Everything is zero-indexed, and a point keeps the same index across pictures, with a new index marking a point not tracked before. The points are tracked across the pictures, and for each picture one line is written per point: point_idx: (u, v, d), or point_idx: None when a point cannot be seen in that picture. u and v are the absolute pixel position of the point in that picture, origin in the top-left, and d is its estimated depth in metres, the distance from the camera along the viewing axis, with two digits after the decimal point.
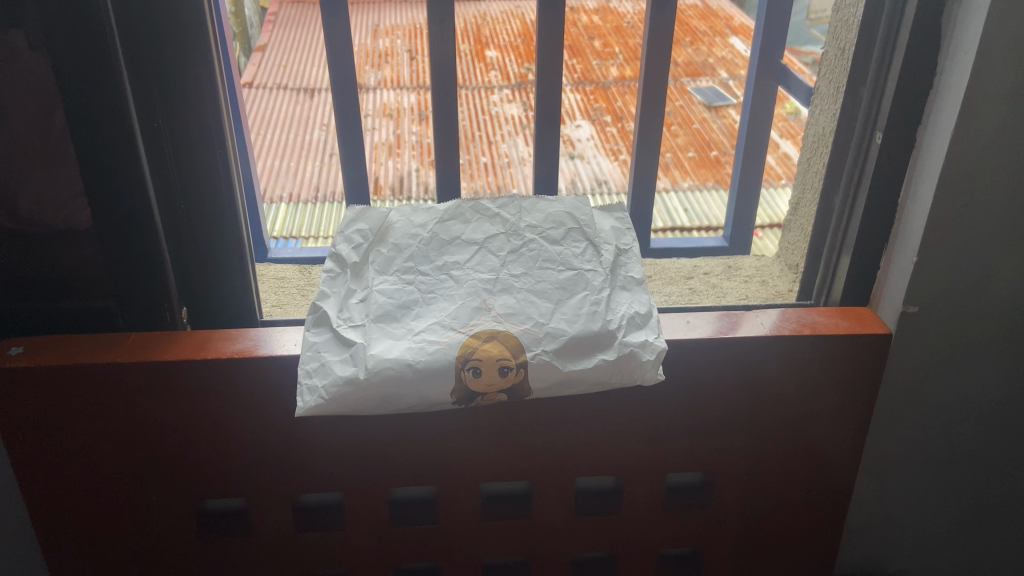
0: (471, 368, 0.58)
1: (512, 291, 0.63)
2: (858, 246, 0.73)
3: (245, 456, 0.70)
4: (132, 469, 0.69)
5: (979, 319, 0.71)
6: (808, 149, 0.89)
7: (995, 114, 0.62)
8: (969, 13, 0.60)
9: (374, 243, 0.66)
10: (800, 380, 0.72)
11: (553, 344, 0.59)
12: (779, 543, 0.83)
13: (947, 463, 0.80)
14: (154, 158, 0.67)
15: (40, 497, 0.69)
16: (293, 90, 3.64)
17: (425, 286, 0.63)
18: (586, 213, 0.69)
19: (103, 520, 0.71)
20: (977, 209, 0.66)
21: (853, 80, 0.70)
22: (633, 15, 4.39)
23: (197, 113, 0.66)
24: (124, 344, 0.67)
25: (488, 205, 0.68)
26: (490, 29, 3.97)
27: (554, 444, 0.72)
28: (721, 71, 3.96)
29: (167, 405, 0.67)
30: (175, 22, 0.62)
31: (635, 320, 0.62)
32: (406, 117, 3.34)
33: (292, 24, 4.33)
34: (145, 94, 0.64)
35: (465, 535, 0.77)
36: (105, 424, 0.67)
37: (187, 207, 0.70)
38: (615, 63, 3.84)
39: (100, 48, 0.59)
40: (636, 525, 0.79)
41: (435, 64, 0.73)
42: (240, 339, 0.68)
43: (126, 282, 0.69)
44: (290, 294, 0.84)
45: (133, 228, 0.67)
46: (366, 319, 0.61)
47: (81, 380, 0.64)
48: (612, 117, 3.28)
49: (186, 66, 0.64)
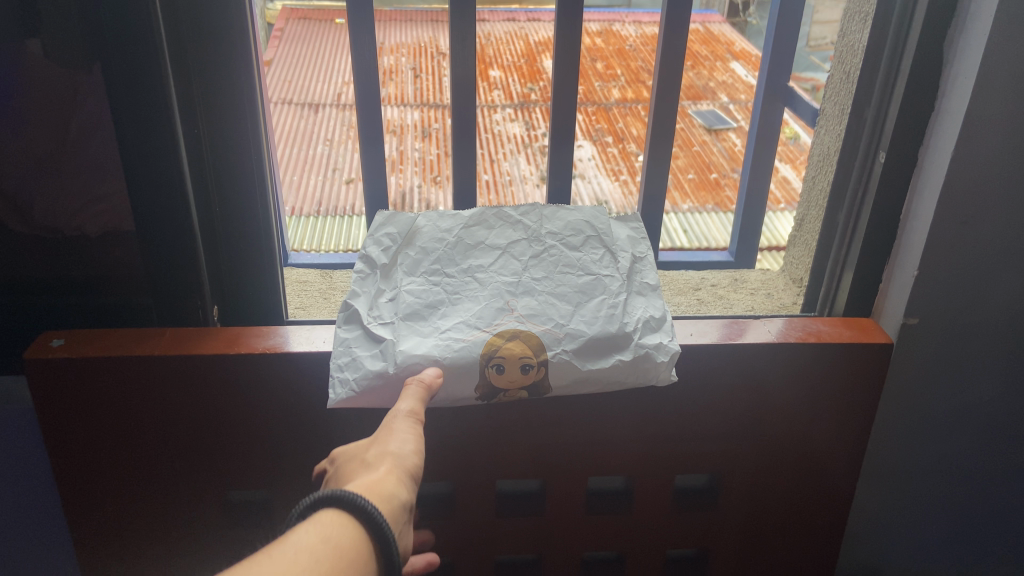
0: (494, 365, 0.61)
1: (533, 293, 0.66)
2: (861, 260, 0.76)
3: (271, 449, 0.73)
4: (164, 461, 0.72)
5: (979, 331, 0.74)
6: (813, 167, 0.93)
7: (993, 136, 0.65)
8: (970, 41, 0.64)
9: (403, 246, 0.70)
10: (804, 388, 0.75)
11: (572, 344, 0.63)
12: (782, 546, 0.85)
13: (946, 472, 0.82)
14: (194, 161, 0.70)
15: (74, 486, 0.72)
16: (300, 107, 3.72)
17: (451, 287, 0.66)
18: (604, 222, 0.72)
19: (134, 508, 0.74)
20: (975, 227, 0.69)
21: (859, 102, 0.74)
22: (635, 39, 4.50)
23: (238, 119, 0.69)
24: (162, 337, 0.70)
25: (511, 212, 0.72)
26: (495, 49, 4.05)
27: (567, 444, 0.74)
28: (722, 95, 4.12)
29: (203, 398, 0.70)
30: (220, 32, 0.65)
31: (650, 324, 0.65)
32: (409, 134, 3.45)
33: (299, 40, 4.41)
34: (189, 99, 0.67)
35: (479, 531, 0.80)
36: (139, 414, 0.69)
37: (223, 209, 0.73)
38: (616, 86, 3.97)
39: (148, 56, 0.62)
40: (643, 526, 0.82)
41: (458, 78, 0.76)
42: (271, 336, 0.71)
43: (164, 280, 0.72)
44: (313, 296, 0.87)
45: (173, 226, 0.70)
46: (395, 317, 0.64)
47: (120, 372, 0.67)
48: (613, 138, 3.41)
49: (228, 72, 0.67)
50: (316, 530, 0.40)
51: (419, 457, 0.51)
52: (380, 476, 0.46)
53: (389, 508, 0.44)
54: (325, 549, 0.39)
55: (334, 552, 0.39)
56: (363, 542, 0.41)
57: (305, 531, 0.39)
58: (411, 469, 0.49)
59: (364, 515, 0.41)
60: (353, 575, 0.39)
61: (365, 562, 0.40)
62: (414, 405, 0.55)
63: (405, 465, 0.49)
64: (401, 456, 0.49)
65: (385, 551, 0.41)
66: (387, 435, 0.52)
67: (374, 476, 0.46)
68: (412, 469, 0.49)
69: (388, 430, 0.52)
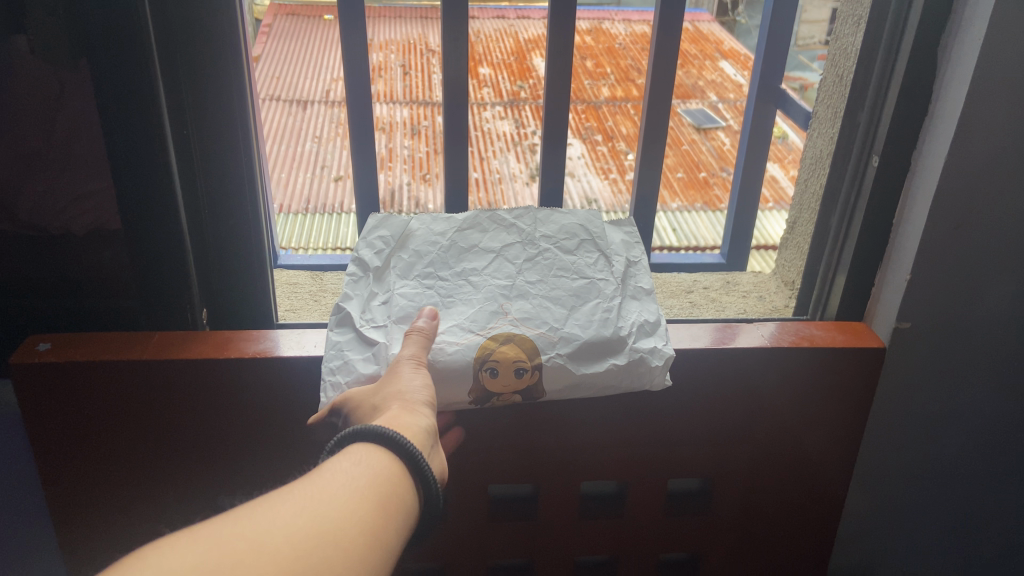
0: (488, 369, 0.61)
1: (527, 297, 0.65)
2: (853, 264, 0.76)
3: (261, 452, 0.73)
4: (153, 463, 0.71)
5: (970, 335, 0.74)
6: (806, 170, 0.93)
7: (985, 141, 0.66)
8: (963, 46, 0.64)
9: (396, 249, 0.69)
10: (796, 392, 0.75)
11: (567, 348, 0.62)
12: (773, 547, 0.85)
13: (938, 475, 0.82)
14: (183, 163, 0.69)
15: (62, 492, 0.71)
16: (287, 103, 3.71)
17: (444, 290, 0.66)
18: (597, 226, 0.72)
19: (123, 511, 0.73)
20: (967, 232, 0.69)
21: (852, 106, 0.74)
22: (625, 38, 4.52)
23: (227, 119, 0.68)
24: (151, 341, 0.69)
25: (505, 215, 0.71)
26: (484, 47, 4.06)
27: (560, 448, 0.74)
28: (711, 93, 4.14)
29: (193, 401, 0.69)
30: (210, 32, 0.64)
31: (645, 328, 0.65)
32: (398, 130, 3.45)
33: (286, 37, 4.38)
34: (178, 99, 0.66)
35: (471, 535, 0.79)
36: (128, 417, 0.68)
37: (213, 210, 0.72)
38: (606, 84, 3.99)
39: (137, 56, 0.61)
40: (637, 529, 0.81)
41: (449, 78, 0.75)
42: (261, 340, 0.70)
43: (152, 282, 0.71)
44: (303, 299, 0.86)
45: (161, 227, 0.69)
46: (388, 320, 0.64)
47: (111, 376, 0.66)
48: (602, 137, 3.43)
49: (218, 72, 0.66)
50: (351, 458, 0.47)
51: (428, 389, 0.56)
52: (396, 412, 0.53)
53: (414, 433, 0.51)
54: (362, 471, 0.46)
55: (371, 470, 0.47)
56: (395, 465, 0.48)
57: (341, 460, 0.47)
58: (423, 402, 0.55)
59: (389, 441, 0.49)
60: (392, 483, 0.47)
61: (401, 476, 0.48)
62: (416, 351, 0.59)
63: (415, 399, 0.55)
64: (407, 392, 0.55)
65: (415, 465, 0.49)
66: (392, 379, 0.56)
67: (390, 413, 0.53)
68: (419, 398, 0.55)
69: (393, 374, 0.57)
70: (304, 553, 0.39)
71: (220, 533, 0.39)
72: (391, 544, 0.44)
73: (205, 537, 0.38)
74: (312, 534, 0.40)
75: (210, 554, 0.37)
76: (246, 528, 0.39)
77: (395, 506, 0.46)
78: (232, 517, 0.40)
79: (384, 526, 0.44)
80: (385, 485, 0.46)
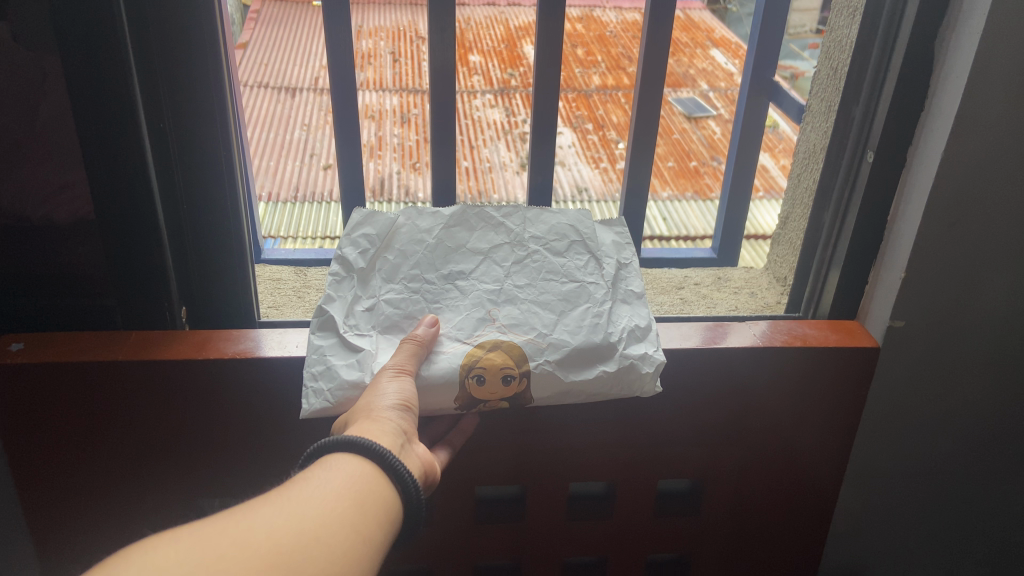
0: (474, 376, 0.59)
1: (516, 302, 0.64)
2: (846, 261, 0.75)
3: (242, 454, 0.71)
4: (131, 467, 0.69)
5: (963, 335, 0.74)
6: (799, 164, 0.92)
7: (981, 138, 0.64)
8: (961, 40, 0.63)
9: (381, 249, 0.67)
10: (787, 391, 0.74)
11: (555, 354, 0.61)
12: (763, 545, 0.84)
13: (929, 475, 0.82)
14: (159, 158, 0.66)
15: (36, 495, 0.69)
16: (275, 90, 3.67)
17: (431, 295, 0.65)
18: (588, 225, 0.70)
19: (101, 516, 0.71)
20: (961, 231, 0.68)
21: (846, 100, 0.73)
22: (617, 24, 4.50)
23: (205, 111, 0.66)
24: (125, 343, 0.67)
25: (493, 213, 0.69)
26: (474, 33, 4.03)
27: (549, 448, 0.73)
28: (702, 82, 4.14)
29: (172, 403, 0.67)
30: (184, 21, 0.62)
31: (636, 333, 0.63)
32: (388, 119, 3.42)
33: (275, 21, 4.33)
34: (153, 91, 0.63)
35: (459, 536, 0.78)
36: (104, 420, 0.67)
37: (191, 206, 0.70)
38: (597, 72, 3.98)
39: (109, 46, 0.59)
40: (626, 528, 0.80)
41: (434, 69, 0.73)
42: (241, 340, 0.68)
43: (128, 281, 0.69)
44: (287, 295, 0.84)
45: (137, 223, 0.66)
46: (373, 328, 0.62)
47: (82, 378, 0.64)
48: (593, 125, 3.41)
49: (195, 63, 0.64)
50: (323, 466, 0.46)
51: (402, 394, 0.55)
52: (365, 421, 0.51)
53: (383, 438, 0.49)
54: (335, 475, 0.45)
55: (344, 476, 0.45)
56: (370, 467, 0.46)
57: (312, 470, 0.45)
58: (392, 405, 0.54)
59: (358, 445, 0.47)
60: (366, 486, 0.45)
61: (375, 479, 0.46)
62: (403, 360, 0.58)
63: (382, 403, 0.53)
64: (374, 402, 0.54)
65: (387, 466, 0.47)
66: (367, 390, 0.56)
67: (359, 422, 0.51)
68: (390, 402, 0.54)
69: (372, 385, 0.56)
70: (289, 549, 0.39)
71: (208, 530, 0.39)
72: (376, 539, 0.43)
73: (191, 535, 0.38)
74: (293, 531, 0.40)
75: (194, 550, 0.37)
76: (230, 525, 0.39)
77: (372, 505, 0.44)
78: (217, 516, 0.40)
79: (364, 524, 0.43)
80: (361, 487, 0.45)
